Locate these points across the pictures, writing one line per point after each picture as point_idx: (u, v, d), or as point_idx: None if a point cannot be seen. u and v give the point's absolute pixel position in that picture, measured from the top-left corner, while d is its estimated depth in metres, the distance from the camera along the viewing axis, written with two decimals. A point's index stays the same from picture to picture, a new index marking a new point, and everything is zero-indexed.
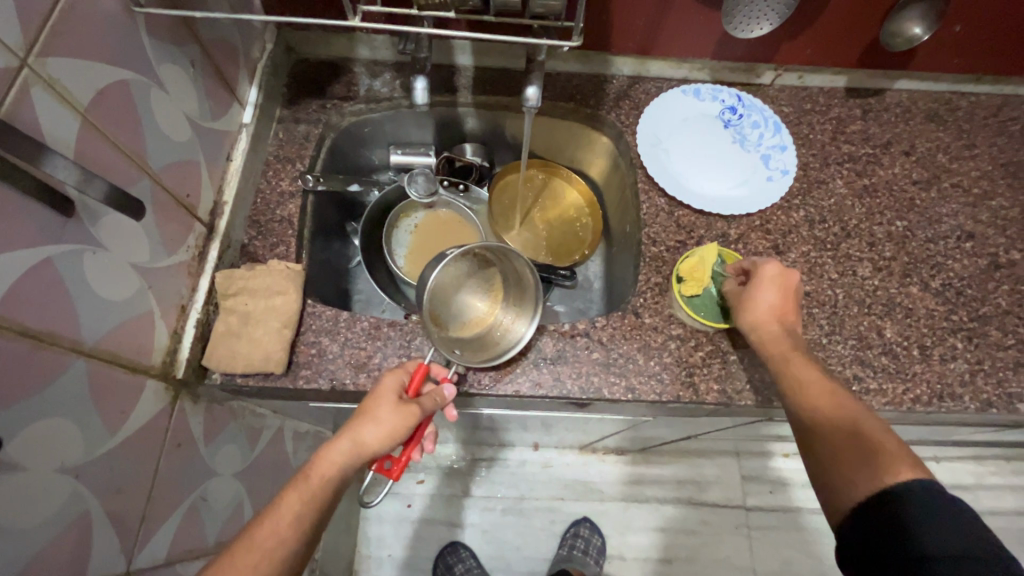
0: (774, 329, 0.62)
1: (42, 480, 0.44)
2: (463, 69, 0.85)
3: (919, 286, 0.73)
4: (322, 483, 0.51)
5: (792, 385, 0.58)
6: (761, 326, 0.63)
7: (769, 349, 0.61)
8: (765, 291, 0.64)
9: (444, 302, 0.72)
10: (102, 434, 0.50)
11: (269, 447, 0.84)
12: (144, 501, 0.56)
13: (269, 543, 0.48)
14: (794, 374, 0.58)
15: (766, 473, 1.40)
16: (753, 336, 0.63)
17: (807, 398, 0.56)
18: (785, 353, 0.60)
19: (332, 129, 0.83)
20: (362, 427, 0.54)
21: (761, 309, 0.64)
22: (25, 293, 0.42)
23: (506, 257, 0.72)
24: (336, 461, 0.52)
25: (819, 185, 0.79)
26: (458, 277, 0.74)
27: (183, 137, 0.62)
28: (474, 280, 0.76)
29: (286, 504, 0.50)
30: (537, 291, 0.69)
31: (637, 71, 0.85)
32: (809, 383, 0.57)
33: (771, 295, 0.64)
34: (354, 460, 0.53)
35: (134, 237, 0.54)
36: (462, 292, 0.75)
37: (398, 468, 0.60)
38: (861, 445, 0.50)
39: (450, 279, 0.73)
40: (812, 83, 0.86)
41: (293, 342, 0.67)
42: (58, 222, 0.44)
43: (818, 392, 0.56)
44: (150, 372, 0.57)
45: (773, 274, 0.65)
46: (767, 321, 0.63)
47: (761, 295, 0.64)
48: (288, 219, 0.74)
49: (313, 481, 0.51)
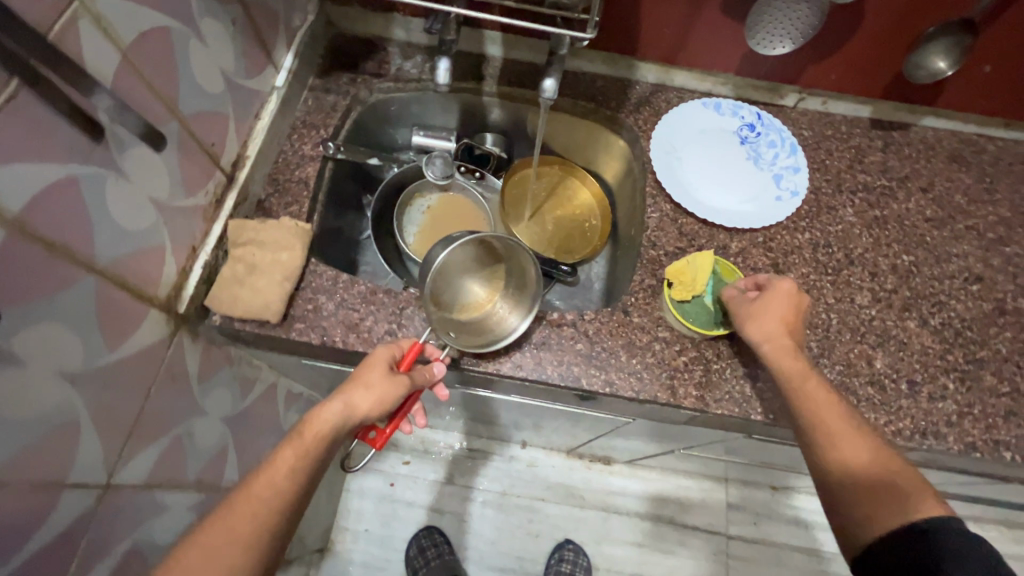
0: (786, 343, 0.61)
1: (41, 381, 0.47)
2: (491, 60, 0.88)
3: (917, 322, 0.72)
4: (315, 439, 0.53)
5: (808, 405, 0.57)
6: (770, 344, 0.61)
7: (780, 362, 0.60)
8: (777, 304, 0.62)
9: (444, 284, 0.72)
10: (101, 350, 0.53)
11: (259, 399, 0.88)
12: (131, 421, 0.59)
13: (264, 492, 0.51)
14: (809, 391, 0.57)
15: (751, 504, 1.38)
16: (764, 348, 0.61)
17: (819, 409, 0.56)
18: (803, 371, 0.59)
19: (360, 103, 0.86)
20: (354, 392, 0.57)
21: (766, 326, 0.62)
22: (48, 204, 0.45)
23: (517, 250, 0.73)
24: (328, 420, 0.54)
25: (829, 211, 0.79)
26: (463, 261, 0.74)
27: (215, 89, 0.66)
28: (478, 264, 0.76)
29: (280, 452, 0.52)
30: (537, 290, 0.70)
31: (661, 79, 0.86)
32: (824, 406, 0.57)
33: (782, 309, 0.62)
34: (345, 421, 0.55)
35: (155, 172, 0.57)
36: (464, 275, 0.75)
37: (383, 439, 0.64)
38: (884, 484, 0.51)
39: (454, 262, 0.72)
40: (835, 110, 0.86)
41: (293, 295, 0.70)
42: (88, 145, 0.48)
43: (821, 394, 0.57)
44: (154, 302, 0.61)
45: (788, 291, 0.63)
46: (780, 335, 0.61)
47: (771, 313, 0.62)
48: (306, 182, 0.78)
49: (306, 438, 0.54)
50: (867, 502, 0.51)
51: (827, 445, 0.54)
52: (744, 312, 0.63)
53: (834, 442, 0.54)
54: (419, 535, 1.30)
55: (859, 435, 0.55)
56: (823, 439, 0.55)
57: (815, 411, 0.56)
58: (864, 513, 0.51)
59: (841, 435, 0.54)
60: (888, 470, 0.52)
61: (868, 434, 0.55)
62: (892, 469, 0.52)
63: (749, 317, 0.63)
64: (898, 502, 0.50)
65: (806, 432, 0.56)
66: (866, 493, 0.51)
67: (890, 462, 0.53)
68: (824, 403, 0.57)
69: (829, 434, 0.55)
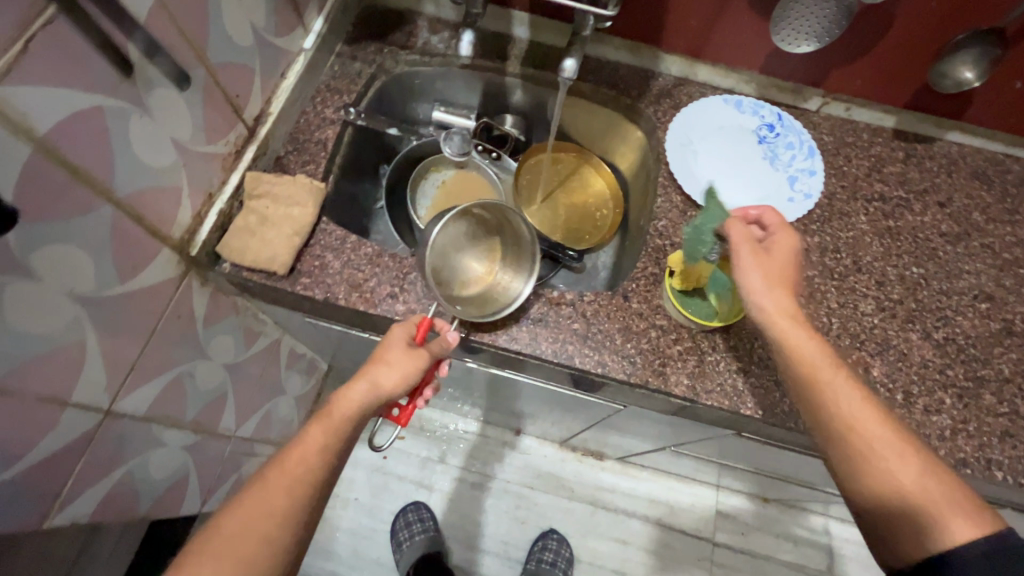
0: (791, 300, 0.59)
1: (53, 299, 0.49)
2: (518, 41, 0.89)
3: (920, 335, 0.71)
4: (344, 417, 0.54)
5: (839, 416, 0.54)
6: (784, 319, 0.58)
7: (801, 354, 0.57)
8: (781, 261, 0.61)
9: (443, 261, 0.73)
10: (113, 279, 0.55)
11: (261, 353, 0.90)
12: (136, 353, 0.61)
13: (298, 468, 0.51)
14: (837, 398, 0.55)
15: (741, 514, 1.37)
16: (776, 315, 0.59)
17: (853, 420, 0.54)
18: (828, 369, 0.56)
19: (385, 73, 0.88)
20: (376, 370, 0.57)
21: (776, 292, 0.59)
22: (74, 130, 0.47)
23: (506, 215, 0.76)
24: (355, 400, 0.55)
25: (841, 217, 0.78)
26: (456, 238, 0.75)
27: (244, 42, 0.68)
28: (472, 241, 0.77)
29: (313, 436, 0.53)
30: (535, 253, 0.72)
31: (684, 73, 0.86)
32: (855, 412, 0.54)
33: (783, 262, 0.61)
34: (373, 399, 0.56)
35: (179, 115, 0.59)
36: (459, 253, 0.76)
37: (407, 414, 0.64)
38: (920, 506, 0.49)
39: (447, 240, 0.73)
40: (859, 118, 0.85)
41: (301, 250, 0.72)
42: (117, 79, 0.50)
43: (852, 403, 0.54)
44: (167, 242, 0.63)
45: (790, 245, 0.63)
46: (788, 301, 0.59)
47: (778, 275, 0.61)
48: (324, 143, 0.79)
49: (334, 417, 0.55)
50: (918, 520, 0.49)
51: (863, 461, 0.52)
52: (753, 267, 0.60)
53: (871, 456, 0.52)
54: (406, 509, 1.32)
55: (897, 443, 0.53)
56: (861, 454, 0.53)
57: (844, 417, 0.54)
58: (911, 535, 0.49)
59: (880, 454, 0.52)
60: (927, 489, 0.50)
61: (907, 441, 0.53)
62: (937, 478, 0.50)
63: (759, 267, 0.60)
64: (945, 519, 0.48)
65: (838, 443, 0.54)
66: (914, 517, 0.49)
67: (927, 479, 0.50)
68: (854, 406, 0.54)
69: (865, 453, 0.53)
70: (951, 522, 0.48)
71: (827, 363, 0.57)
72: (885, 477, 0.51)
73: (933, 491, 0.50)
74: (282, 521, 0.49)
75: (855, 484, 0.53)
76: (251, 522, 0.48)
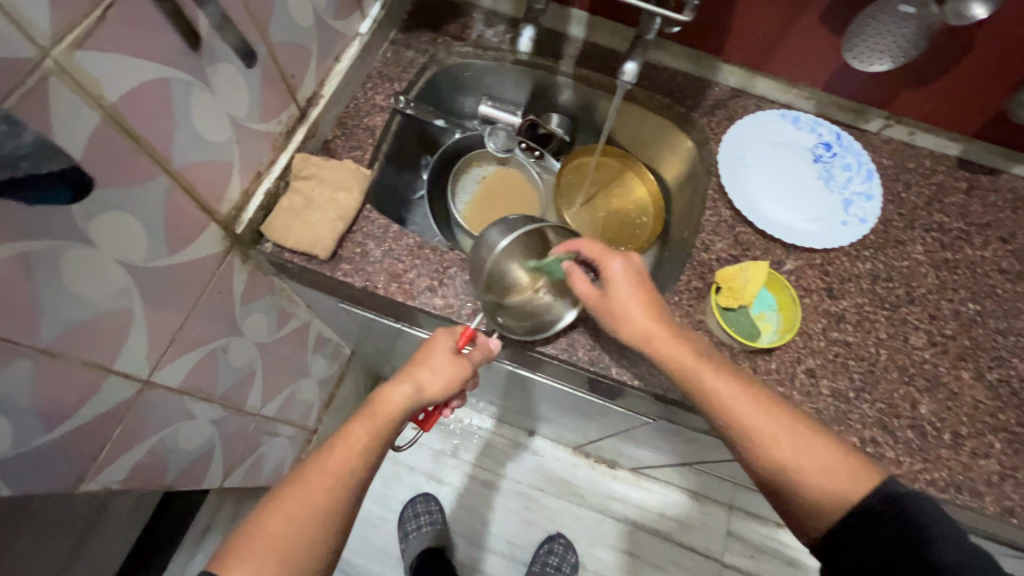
0: (650, 325, 0.60)
1: (106, 265, 0.49)
2: (573, 41, 0.88)
3: (972, 374, 0.68)
4: (389, 416, 0.56)
5: (721, 412, 0.56)
6: (654, 343, 0.59)
7: (675, 365, 0.58)
8: (627, 292, 0.61)
9: (493, 269, 0.70)
10: (162, 251, 0.55)
11: (291, 334, 0.90)
12: (177, 326, 0.61)
13: (339, 469, 0.52)
14: (713, 395, 0.56)
15: (752, 537, 1.34)
16: (647, 346, 0.60)
17: (738, 415, 0.55)
18: (701, 369, 0.57)
19: (436, 63, 0.87)
20: (421, 373, 0.60)
21: (640, 319, 0.60)
22: (140, 99, 0.47)
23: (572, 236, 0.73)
24: (400, 400, 0.57)
25: (896, 245, 0.75)
26: (519, 244, 0.72)
27: (305, 23, 0.67)
28: (533, 248, 0.74)
29: (356, 433, 0.55)
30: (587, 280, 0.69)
31: (742, 84, 0.84)
32: (741, 400, 0.55)
33: (632, 290, 0.61)
34: (416, 400, 0.58)
35: (237, 91, 0.59)
36: (519, 258, 0.73)
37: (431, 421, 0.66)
38: (817, 479, 0.50)
39: (509, 246, 0.70)
40: (922, 143, 0.81)
41: (344, 236, 0.72)
42: (184, 51, 0.49)
43: (735, 398, 0.55)
44: (215, 217, 0.63)
45: (622, 268, 0.63)
46: (653, 327, 0.60)
47: (630, 300, 0.61)
48: (373, 130, 0.79)
49: (378, 416, 0.56)
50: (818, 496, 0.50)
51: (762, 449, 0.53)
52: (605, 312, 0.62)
53: (769, 443, 0.53)
54: (415, 500, 1.32)
55: (786, 422, 0.54)
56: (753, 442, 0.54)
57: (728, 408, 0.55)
58: (813, 510, 0.51)
59: (772, 439, 0.53)
60: (827, 461, 0.51)
61: (801, 420, 0.54)
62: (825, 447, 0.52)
63: (614, 309, 0.62)
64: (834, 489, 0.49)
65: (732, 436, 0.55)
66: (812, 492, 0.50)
67: (824, 453, 0.51)
68: (736, 399, 0.55)
69: (756, 440, 0.54)
70: (848, 488, 0.49)
71: (704, 359, 0.58)
72: (782, 460, 0.52)
73: (829, 462, 0.51)
74: (321, 522, 0.50)
75: (757, 472, 0.54)
76: (294, 515, 0.49)
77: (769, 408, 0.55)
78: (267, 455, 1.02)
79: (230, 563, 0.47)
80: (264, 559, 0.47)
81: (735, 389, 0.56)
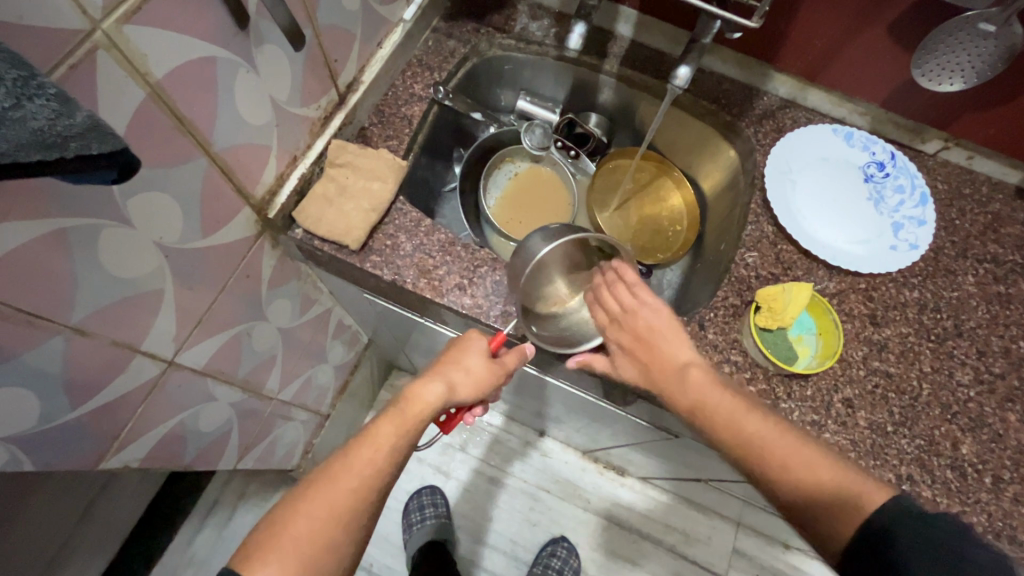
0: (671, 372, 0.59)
1: (142, 246, 0.48)
2: (620, 39, 0.85)
3: (1020, 416, 0.65)
4: (418, 416, 0.55)
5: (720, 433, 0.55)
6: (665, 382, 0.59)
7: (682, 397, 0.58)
8: (649, 342, 0.61)
9: (536, 276, 0.67)
10: (197, 232, 0.54)
11: (313, 320, 0.90)
12: (204, 309, 0.60)
13: (366, 468, 0.51)
14: (712, 416, 0.56)
15: (759, 556, 1.31)
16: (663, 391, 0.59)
17: (732, 431, 0.54)
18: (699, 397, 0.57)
19: (477, 54, 0.85)
20: (454, 373, 0.59)
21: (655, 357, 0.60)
22: (186, 78, 0.46)
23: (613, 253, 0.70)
24: (431, 399, 0.56)
25: (946, 274, 0.72)
26: (559, 257, 0.68)
27: (351, 7, 0.66)
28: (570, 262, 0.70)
29: (385, 429, 0.54)
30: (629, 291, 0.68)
31: (792, 95, 0.81)
32: (745, 424, 0.54)
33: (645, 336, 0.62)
34: (447, 401, 0.58)
35: (280, 74, 0.58)
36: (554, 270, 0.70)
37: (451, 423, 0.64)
38: (832, 499, 0.48)
39: (552, 257, 0.67)
40: (980, 169, 0.78)
41: (375, 227, 0.71)
42: (231, 31, 0.48)
43: (735, 422, 0.55)
44: (250, 201, 0.62)
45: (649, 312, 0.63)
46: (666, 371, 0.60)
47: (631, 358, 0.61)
48: (409, 119, 0.78)
49: (408, 415, 0.55)
50: (826, 518, 0.48)
51: (774, 472, 0.51)
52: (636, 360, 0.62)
53: (780, 466, 0.51)
54: (421, 492, 1.32)
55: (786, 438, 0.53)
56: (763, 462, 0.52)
57: (728, 432, 0.55)
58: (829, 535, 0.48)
59: (783, 458, 0.51)
60: (834, 480, 0.49)
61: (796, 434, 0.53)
62: (832, 471, 0.50)
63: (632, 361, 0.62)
64: (850, 507, 0.48)
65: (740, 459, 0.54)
66: (829, 513, 0.48)
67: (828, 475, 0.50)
68: (738, 418, 0.55)
69: (767, 460, 0.52)
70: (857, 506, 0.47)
71: (704, 385, 0.57)
72: (796, 486, 0.50)
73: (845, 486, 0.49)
74: (340, 521, 0.49)
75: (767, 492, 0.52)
76: (316, 512, 0.48)
77: (774, 430, 0.53)
78: (280, 439, 1.02)
79: (248, 560, 0.46)
80: (286, 561, 0.46)
81: (736, 412, 0.55)
